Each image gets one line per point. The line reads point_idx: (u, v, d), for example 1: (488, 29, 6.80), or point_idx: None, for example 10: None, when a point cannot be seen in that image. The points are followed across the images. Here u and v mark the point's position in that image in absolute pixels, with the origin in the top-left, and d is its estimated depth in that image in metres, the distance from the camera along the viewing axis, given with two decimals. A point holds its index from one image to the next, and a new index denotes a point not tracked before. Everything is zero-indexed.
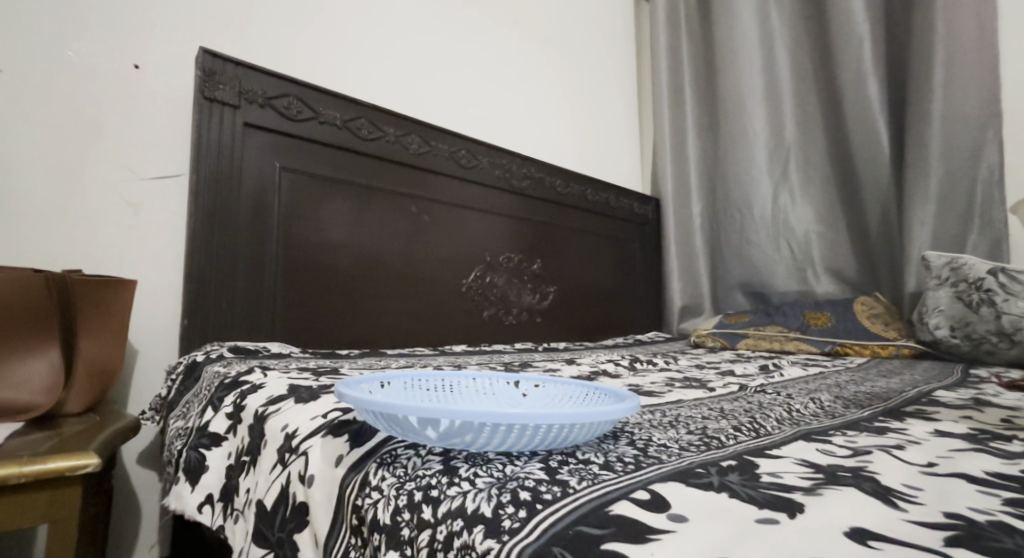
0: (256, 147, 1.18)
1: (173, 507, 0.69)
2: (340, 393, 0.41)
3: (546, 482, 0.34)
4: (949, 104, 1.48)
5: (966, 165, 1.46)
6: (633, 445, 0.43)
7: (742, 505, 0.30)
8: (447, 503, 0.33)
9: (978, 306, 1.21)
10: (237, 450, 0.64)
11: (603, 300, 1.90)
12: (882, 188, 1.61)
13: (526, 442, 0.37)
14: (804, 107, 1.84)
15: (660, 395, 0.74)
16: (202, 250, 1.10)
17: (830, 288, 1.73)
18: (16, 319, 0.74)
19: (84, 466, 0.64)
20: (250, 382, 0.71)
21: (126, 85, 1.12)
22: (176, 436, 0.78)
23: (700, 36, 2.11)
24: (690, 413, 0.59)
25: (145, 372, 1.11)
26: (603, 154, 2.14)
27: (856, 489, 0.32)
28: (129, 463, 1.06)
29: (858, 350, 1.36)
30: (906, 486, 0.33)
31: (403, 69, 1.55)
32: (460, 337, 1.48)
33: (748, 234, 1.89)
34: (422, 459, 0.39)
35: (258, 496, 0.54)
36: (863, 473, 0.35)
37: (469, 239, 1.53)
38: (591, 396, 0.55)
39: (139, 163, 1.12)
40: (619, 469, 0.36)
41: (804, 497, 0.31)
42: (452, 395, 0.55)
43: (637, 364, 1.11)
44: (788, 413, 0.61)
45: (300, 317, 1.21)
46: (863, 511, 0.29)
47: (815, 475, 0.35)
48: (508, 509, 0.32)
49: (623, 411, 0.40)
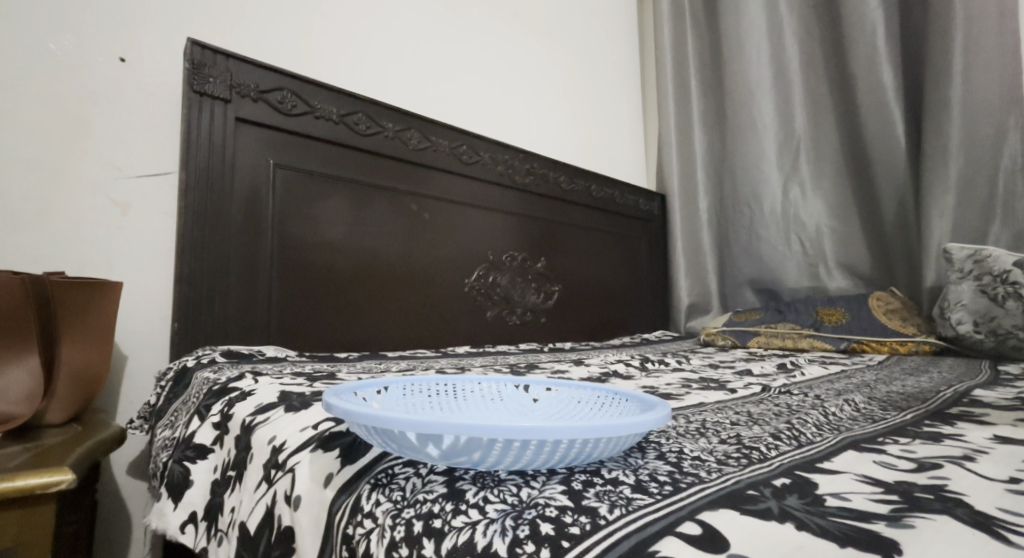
0: (248, 142, 1.12)
1: (155, 526, 0.64)
2: (327, 404, 0.36)
3: (571, 510, 0.29)
4: (970, 88, 1.41)
5: (990, 152, 1.40)
6: (665, 459, 0.38)
7: (816, 541, 0.26)
8: (453, 538, 0.29)
9: (1005, 299, 1.15)
10: (223, 464, 0.58)
11: (608, 298, 1.84)
12: (899, 181, 1.56)
13: (544, 461, 0.32)
14: (814, 97, 1.78)
15: (682, 397, 0.69)
16: (191, 251, 1.05)
17: (843, 284, 1.68)
18: (10, 327, 0.70)
19: (58, 483, 0.57)
20: (239, 389, 0.65)
21: (111, 80, 1.06)
22: (163, 446, 0.73)
23: (705, 28, 2.05)
24: (718, 419, 0.53)
25: (134, 379, 1.06)
26: (605, 150, 2.08)
27: (952, 519, 0.28)
28: (117, 474, 1.01)
29: (875, 347, 1.30)
30: (1002, 510, 0.30)
31: (400, 64, 1.50)
32: (462, 338, 1.42)
33: (758, 229, 1.83)
34: (423, 480, 0.34)
35: (241, 517, 0.49)
36: (949, 495, 0.32)
37: (471, 238, 1.47)
38: (609, 401, 0.50)
39: (126, 161, 1.07)
40: (654, 492, 0.31)
41: (892, 530, 0.27)
42: (456, 402, 0.50)
43: (649, 365, 1.05)
44: (826, 418, 0.55)
45: (294, 319, 1.15)
46: (972, 550, 0.25)
47: (890, 496, 0.31)
48: (527, 547, 0.27)
49: (656, 422, 0.34)
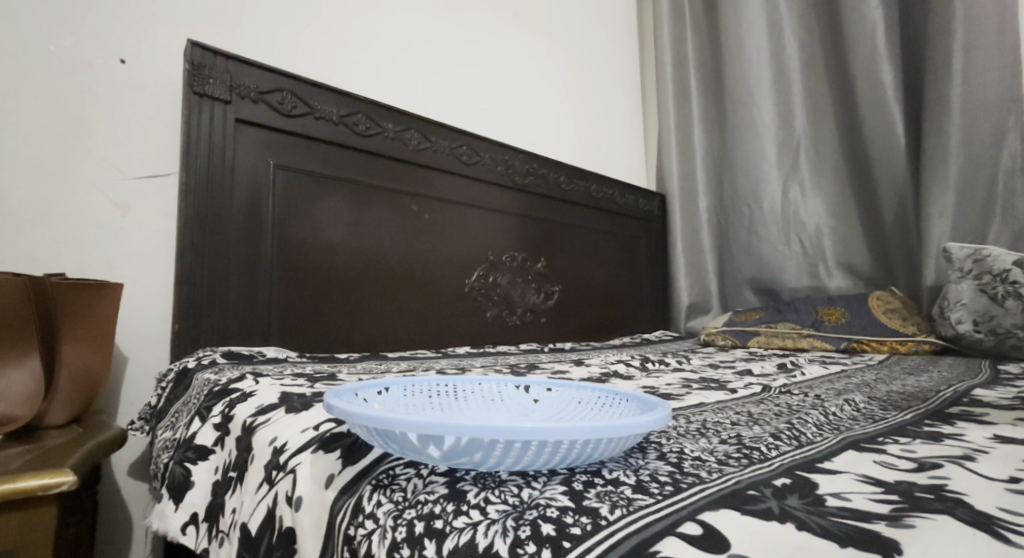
0: (249, 143, 1.13)
1: (156, 527, 0.64)
2: (328, 405, 0.36)
3: (572, 511, 0.29)
4: (970, 88, 1.41)
5: (989, 152, 1.40)
6: (666, 459, 0.38)
7: (816, 541, 0.26)
8: (454, 539, 0.29)
9: (1004, 298, 1.15)
10: (224, 466, 0.58)
11: (608, 298, 1.84)
12: (899, 180, 1.56)
13: (545, 461, 0.32)
14: (814, 96, 1.78)
15: (682, 397, 0.69)
16: (191, 251, 1.05)
17: (842, 283, 1.69)
18: (10, 328, 0.70)
19: (58, 485, 0.57)
20: (240, 389, 0.65)
21: (111, 81, 1.06)
22: (164, 447, 0.73)
23: (705, 28, 2.05)
24: (718, 419, 0.53)
25: (134, 380, 1.06)
26: (605, 150, 2.08)
27: (953, 519, 0.28)
28: (117, 476, 1.01)
29: (875, 346, 1.30)
30: (1002, 510, 0.30)
31: (400, 64, 1.50)
32: (462, 338, 1.43)
33: (757, 229, 1.83)
34: (424, 480, 0.34)
35: (243, 518, 0.49)
36: (950, 494, 0.32)
37: (471, 238, 1.48)
38: (610, 402, 0.50)
39: (126, 162, 1.07)
40: (655, 492, 0.31)
41: (892, 530, 0.27)
42: (457, 403, 0.50)
43: (649, 365, 1.05)
44: (827, 418, 0.55)
45: (295, 319, 1.15)
46: (973, 549, 0.25)
47: (890, 495, 0.31)
48: (528, 548, 0.27)
49: (656, 422, 0.34)
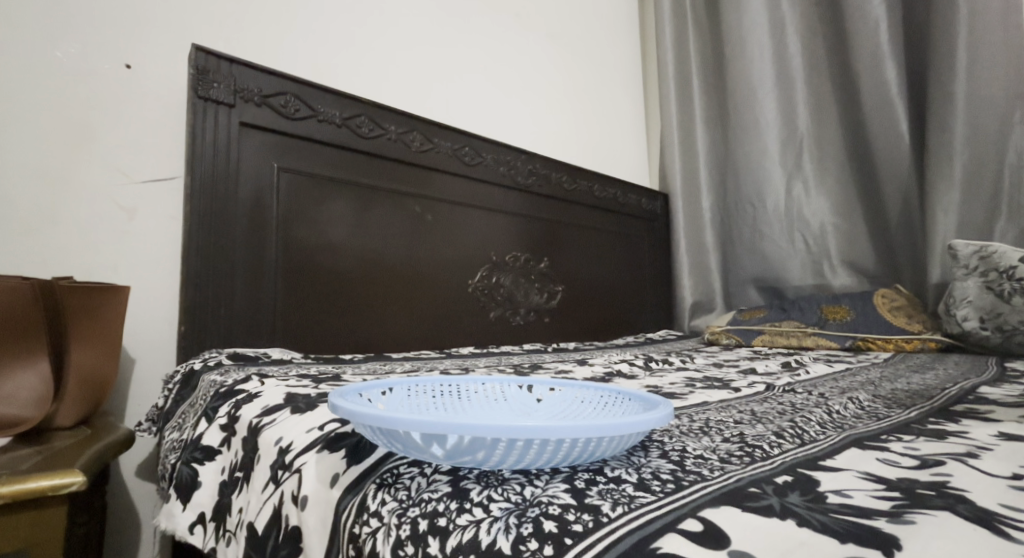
0: (254, 147, 1.13)
1: (163, 526, 0.64)
2: (332, 405, 0.36)
3: (573, 509, 0.29)
4: (973, 84, 1.41)
5: (994, 148, 1.39)
6: (668, 458, 0.38)
7: (815, 537, 0.26)
8: (457, 536, 0.29)
9: (1011, 296, 1.14)
10: (230, 466, 0.59)
11: (612, 298, 1.84)
12: (903, 176, 1.55)
13: (547, 460, 0.32)
14: (817, 93, 1.77)
15: (685, 396, 0.69)
16: (197, 254, 1.06)
17: (848, 281, 1.68)
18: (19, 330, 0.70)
19: (67, 485, 0.57)
20: (246, 390, 0.66)
21: (116, 87, 1.07)
22: (171, 448, 0.73)
23: (707, 26, 2.05)
24: (721, 418, 0.53)
25: (142, 381, 1.07)
26: (606, 149, 2.08)
27: (954, 516, 0.28)
28: (126, 477, 1.03)
29: (881, 345, 1.30)
30: (1003, 506, 0.30)
31: (402, 66, 1.50)
32: (466, 338, 1.43)
33: (761, 227, 1.83)
34: (428, 479, 0.35)
35: (249, 518, 0.49)
36: (952, 491, 0.32)
37: (474, 238, 1.48)
38: (613, 400, 0.50)
39: (133, 166, 1.08)
40: (657, 489, 0.32)
41: (893, 527, 0.27)
42: (460, 403, 0.50)
43: (652, 364, 1.05)
44: (830, 415, 0.55)
45: (297, 320, 1.15)
46: (974, 545, 0.26)
47: (892, 492, 0.31)
48: (530, 545, 0.27)
49: (658, 421, 0.34)
